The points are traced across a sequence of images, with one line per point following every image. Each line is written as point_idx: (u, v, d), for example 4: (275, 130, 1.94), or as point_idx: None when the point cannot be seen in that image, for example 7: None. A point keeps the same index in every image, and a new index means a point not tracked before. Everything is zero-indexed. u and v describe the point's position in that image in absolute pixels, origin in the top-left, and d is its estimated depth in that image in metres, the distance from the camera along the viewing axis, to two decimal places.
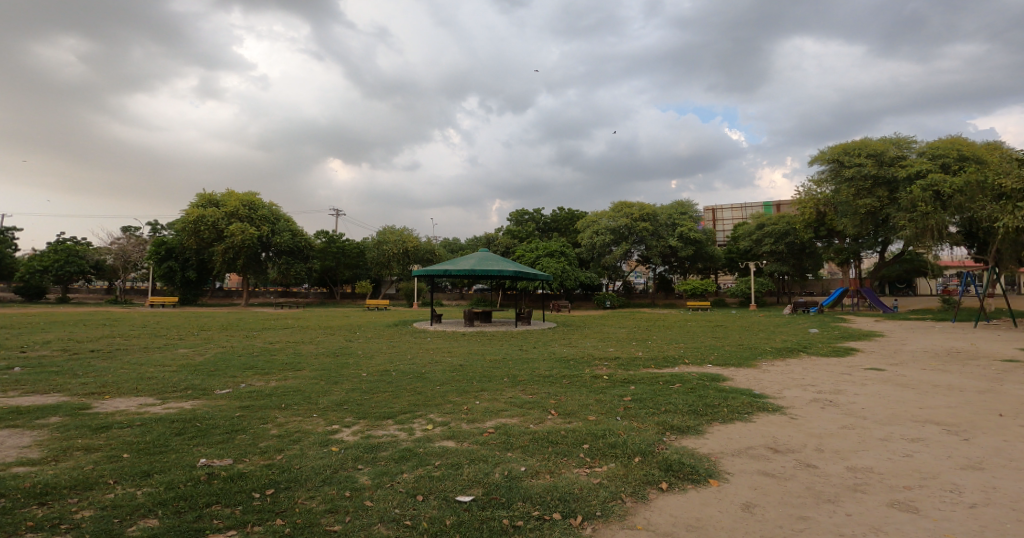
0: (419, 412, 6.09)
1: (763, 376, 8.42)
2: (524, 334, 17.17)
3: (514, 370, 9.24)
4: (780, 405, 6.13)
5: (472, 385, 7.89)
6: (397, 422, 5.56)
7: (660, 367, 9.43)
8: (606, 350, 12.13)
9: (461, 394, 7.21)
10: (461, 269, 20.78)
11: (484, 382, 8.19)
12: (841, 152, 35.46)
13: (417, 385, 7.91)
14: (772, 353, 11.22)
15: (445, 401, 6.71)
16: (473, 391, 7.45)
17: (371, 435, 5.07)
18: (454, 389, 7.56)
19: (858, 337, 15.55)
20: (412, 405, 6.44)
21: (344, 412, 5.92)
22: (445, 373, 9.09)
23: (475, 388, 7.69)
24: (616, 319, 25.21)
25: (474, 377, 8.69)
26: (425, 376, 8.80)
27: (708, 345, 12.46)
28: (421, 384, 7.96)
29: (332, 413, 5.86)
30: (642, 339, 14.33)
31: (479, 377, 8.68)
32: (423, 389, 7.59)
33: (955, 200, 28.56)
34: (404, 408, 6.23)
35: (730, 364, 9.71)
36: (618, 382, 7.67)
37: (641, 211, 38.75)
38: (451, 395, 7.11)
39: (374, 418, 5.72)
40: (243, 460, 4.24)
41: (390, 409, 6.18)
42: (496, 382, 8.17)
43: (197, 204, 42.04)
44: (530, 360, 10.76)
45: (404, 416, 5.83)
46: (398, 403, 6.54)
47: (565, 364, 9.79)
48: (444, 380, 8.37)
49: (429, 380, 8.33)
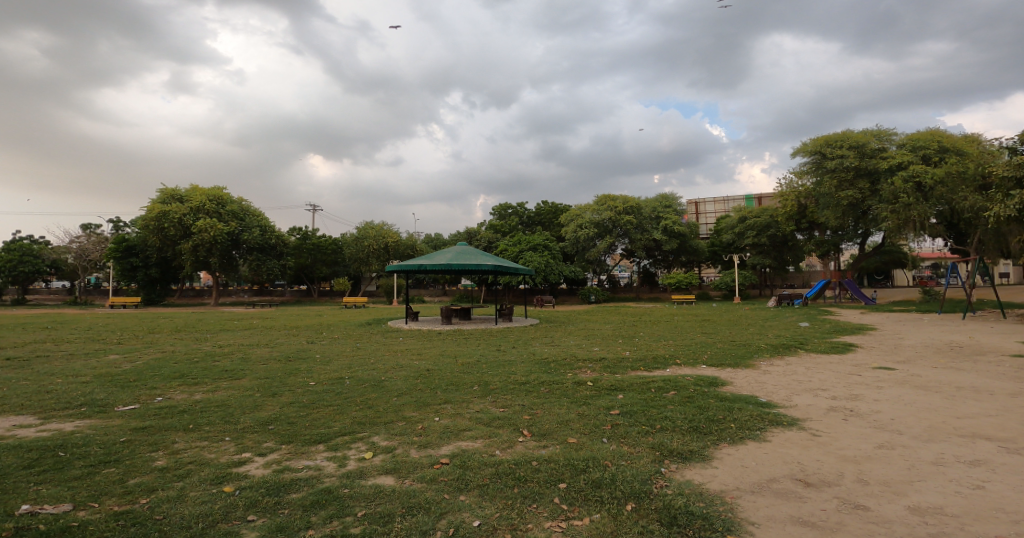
0: (361, 433, 4.98)
1: (767, 379, 7.48)
2: (502, 332, 16.09)
3: (486, 376, 8.15)
4: (795, 417, 5.17)
5: (435, 396, 6.78)
6: (328, 448, 4.45)
7: (649, 369, 8.46)
8: (590, 349, 11.13)
9: (421, 407, 6.13)
10: (436, 264, 19.56)
11: (450, 391, 7.10)
12: (823, 143, 34.84)
13: (370, 396, 6.77)
14: (768, 350, 10.33)
15: (399, 418, 5.61)
16: (436, 403, 6.36)
17: (287, 468, 3.99)
18: (414, 401, 6.45)
19: (851, 330, 14.84)
20: (356, 423, 5.33)
21: (266, 434, 4.83)
22: (407, 381, 7.97)
23: (438, 399, 6.59)
24: (600, 314, 24.19)
25: (439, 385, 7.58)
26: (384, 384, 7.67)
27: (699, 343, 11.52)
28: (376, 395, 6.82)
29: (250, 437, 4.74)
30: (628, 337, 13.33)
31: (446, 384, 7.58)
32: (376, 401, 6.48)
33: (935, 190, 28.18)
34: (344, 428, 5.13)
35: (726, 365, 8.77)
36: (604, 390, 6.65)
37: (624, 204, 37.95)
38: (407, 410, 5.98)
39: (300, 442, 4.60)
40: (89, 506, 3.22)
41: (327, 430, 5.08)
42: (464, 391, 7.07)
43: (160, 199, 40.04)
44: (506, 363, 9.68)
45: (341, 439, 4.72)
46: (338, 421, 5.43)
47: (545, 368, 8.75)
48: (405, 389, 7.25)
49: (386, 390, 7.20)
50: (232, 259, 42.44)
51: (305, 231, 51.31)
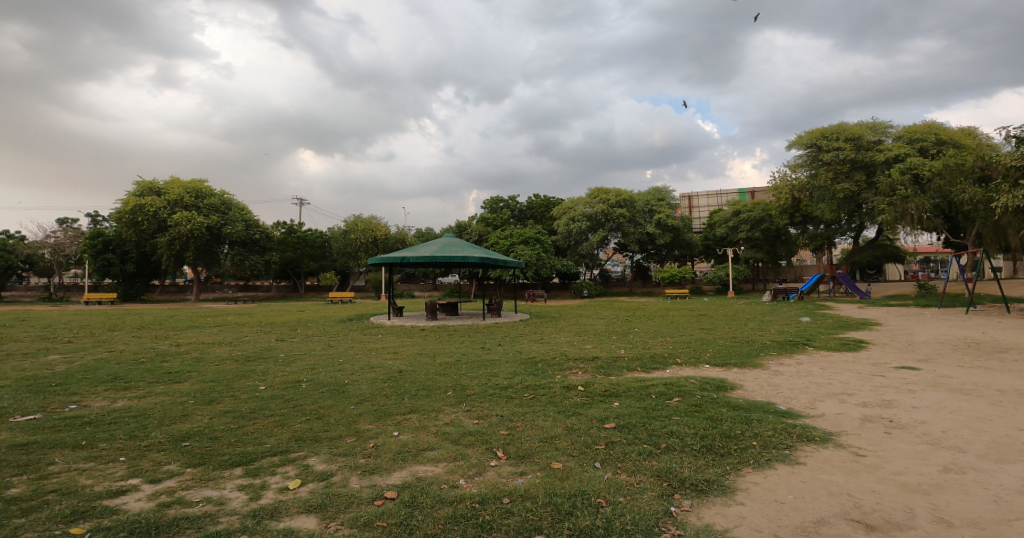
0: (295, 453, 4.14)
1: (781, 380, 6.68)
2: (489, 328, 15.17)
3: (465, 379, 7.21)
4: (828, 430, 4.39)
5: (402, 403, 5.85)
6: (245, 474, 3.65)
7: (647, 370, 7.61)
8: (581, 346, 10.29)
9: (381, 418, 5.22)
10: (420, 256, 18.56)
11: (419, 397, 6.16)
12: (818, 136, 34.05)
13: (324, 402, 5.86)
14: (774, 348, 9.53)
15: (351, 430, 4.73)
16: (400, 412, 5.45)
17: (178, 501, 3.20)
18: (375, 411, 5.54)
19: (856, 325, 14.13)
20: (294, 439, 4.47)
21: (173, 454, 4.06)
22: (372, 384, 7.03)
23: (405, 407, 5.67)
24: (593, 309, 23.31)
25: (409, 389, 6.63)
26: (346, 388, 6.74)
27: (698, 340, 10.67)
28: (332, 402, 5.92)
29: (151, 458, 3.99)
30: (623, 333, 12.44)
31: (418, 388, 6.65)
32: (329, 409, 5.55)
33: (933, 182, 27.47)
34: (277, 446, 4.29)
35: (730, 364, 7.94)
36: (597, 396, 5.77)
37: (617, 197, 37.12)
38: (362, 422, 5.05)
39: (212, 467, 3.82)
40: None
41: (255, 448, 4.26)
42: (437, 397, 6.15)
43: (136, 192, 38.70)
44: (490, 362, 8.77)
45: (267, 462, 3.91)
46: (275, 436, 4.58)
47: (531, 369, 7.85)
48: (369, 395, 6.33)
49: (347, 396, 6.27)
50: (213, 254, 41.14)
51: (291, 225, 50.00)
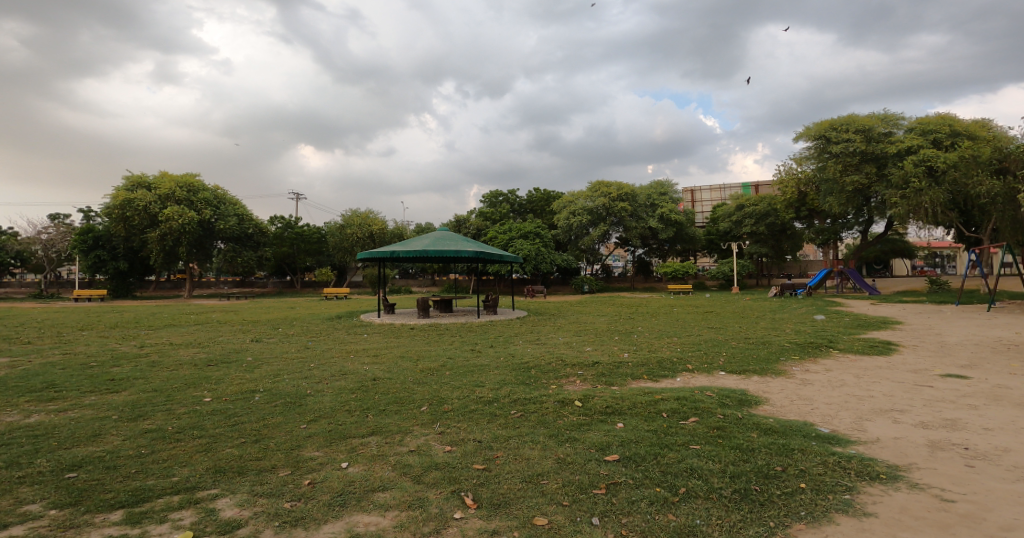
0: (204, 491, 3.31)
1: (813, 389, 5.84)
2: (483, 326, 14.28)
3: (446, 390, 6.27)
4: (894, 463, 3.58)
5: (365, 422, 4.94)
6: (122, 521, 2.91)
7: (654, 378, 6.70)
8: (580, 349, 9.38)
9: (334, 443, 4.32)
10: (411, 250, 17.62)
11: (388, 414, 5.24)
12: (827, 127, 32.93)
13: (272, 419, 4.97)
14: (796, 350, 8.61)
15: (289, 459, 3.85)
16: (359, 435, 4.52)
17: None
18: (329, 432, 4.62)
19: (875, 323, 13.23)
20: (212, 470, 3.64)
21: (45, 490, 3.33)
22: (337, 395, 6.11)
23: (368, 427, 4.74)
24: (593, 305, 22.43)
25: (379, 402, 5.72)
26: (305, 400, 5.83)
27: (708, 341, 9.75)
28: (282, 418, 5.04)
29: (14, 495, 3.29)
30: (625, 332, 11.54)
31: (389, 402, 5.73)
32: (274, 429, 4.65)
33: (947, 174, 26.48)
34: (185, 480, 3.46)
35: (749, 371, 7.06)
36: (598, 414, 4.88)
37: (619, 191, 36.14)
38: (309, 449, 4.16)
39: (84, 509, 3.09)
40: None
41: (156, 483, 3.45)
42: (409, 414, 5.24)
43: (126, 187, 37.86)
44: (479, 368, 7.85)
45: (160, 504, 3.12)
46: (189, 466, 3.76)
47: (524, 377, 6.94)
48: (330, 409, 5.42)
49: (304, 410, 5.38)
50: (206, 250, 40.34)
51: (286, 220, 49.08)
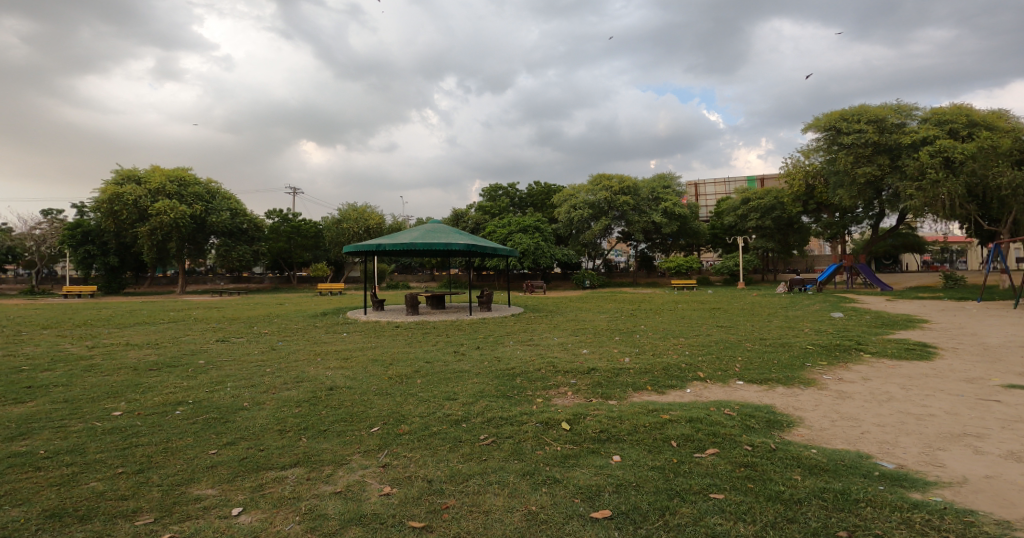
0: None
1: (854, 405, 4.93)
2: (474, 324, 13.29)
3: (412, 405, 5.25)
4: (1004, 521, 2.67)
5: (293, 448, 3.98)
6: None
7: (660, 390, 5.75)
8: (576, 351, 8.40)
9: (239, 477, 3.42)
10: (398, 243, 16.58)
11: (329, 436, 4.27)
12: (838, 118, 31.59)
13: (177, 441, 4.12)
14: (820, 353, 7.65)
15: (163, 501, 3.09)
16: (277, 466, 3.60)
17: None
18: (241, 460, 3.71)
19: (899, 321, 12.24)
20: (46, 515, 2.93)
21: None
22: (277, 409, 5.12)
23: (294, 455, 3.81)
24: (594, 301, 21.33)
25: (324, 418, 4.79)
26: (234, 415, 4.88)
27: (719, 342, 8.78)
28: (191, 441, 4.16)
29: None
30: (627, 332, 10.56)
31: (336, 419, 4.74)
32: (169, 456, 3.80)
33: (964, 165, 25.30)
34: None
35: (772, 380, 6.08)
36: (590, 444, 3.95)
37: (621, 184, 34.98)
38: (196, 487, 3.28)
39: None
40: None
41: None
42: (355, 435, 4.28)
43: (115, 180, 36.91)
44: (459, 374, 6.86)
45: None
46: (27, 504, 3.07)
47: (509, 387, 5.99)
48: (258, 428, 4.48)
49: (227, 428, 4.49)
50: (198, 245, 39.43)
51: (283, 214, 48.19)
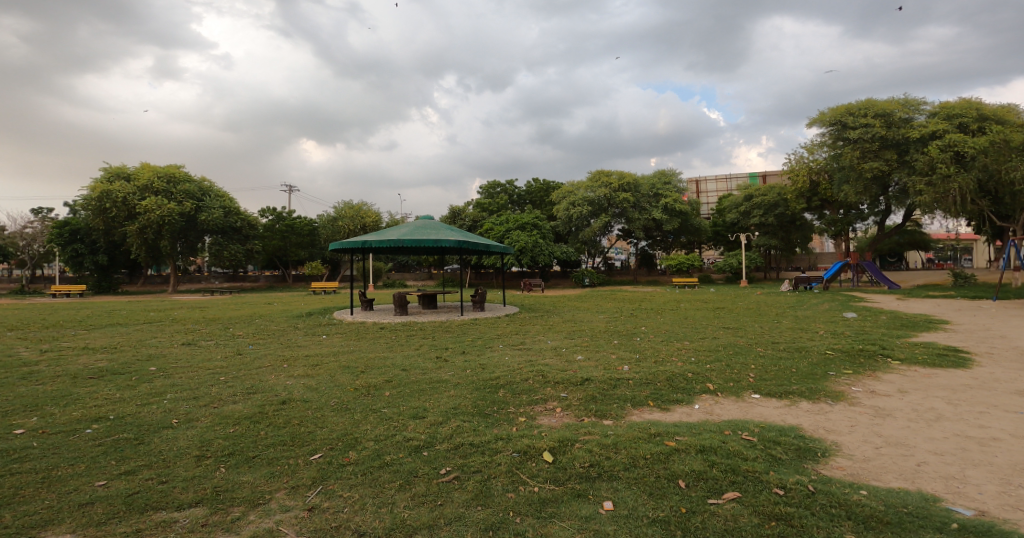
0: None
1: (898, 427, 4.19)
2: (464, 325, 12.49)
3: (370, 426, 4.45)
4: None
5: (203, 481, 3.28)
6: None
7: (663, 407, 4.99)
8: (570, 356, 7.64)
9: (113, 519, 2.82)
10: (385, 240, 15.79)
11: (256, 465, 3.53)
12: (844, 112, 30.66)
13: (66, 469, 3.50)
14: (842, 359, 6.90)
15: None
16: (171, 507, 2.95)
17: None
18: (129, 496, 3.08)
19: (918, 322, 11.48)
20: None
21: None
22: (209, 427, 4.40)
23: (199, 491, 3.13)
24: (592, 300, 20.45)
25: (258, 439, 4.08)
26: (152, 435, 4.18)
27: (728, 346, 8.03)
28: (82, 468, 3.54)
29: None
30: (626, 334, 9.81)
31: (273, 443, 3.98)
32: (40, 487, 3.23)
33: (976, 160, 24.45)
34: None
35: (792, 393, 5.33)
36: (578, 484, 3.20)
37: (620, 180, 34.18)
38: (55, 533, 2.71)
39: None
40: None
41: None
42: (286, 462, 3.58)
43: (104, 178, 36.13)
44: (435, 386, 6.09)
45: None
46: None
47: (488, 401, 5.23)
48: (173, 453, 3.78)
49: (135, 452, 3.82)
50: (190, 243, 38.64)
51: (277, 212, 47.42)
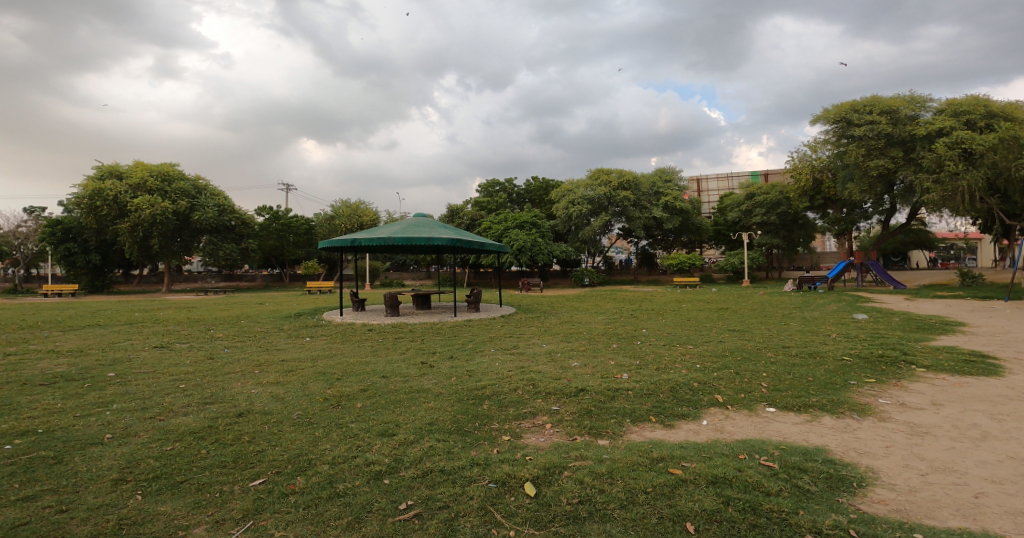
0: None
1: (942, 449, 3.69)
2: (456, 327, 11.92)
3: (328, 444, 3.94)
4: None
5: (109, 511, 2.92)
6: None
7: (667, 425, 4.46)
8: (564, 362, 7.08)
9: None
10: (375, 238, 15.22)
11: (182, 492, 3.12)
12: (848, 109, 30.02)
13: None
14: (861, 365, 6.37)
15: None
16: None
17: None
18: (15, 529, 2.73)
19: (932, 324, 10.96)
20: None
21: None
22: (144, 444, 3.99)
23: (99, 523, 2.78)
24: (592, 300, 19.94)
25: (189, 456, 3.69)
26: (74, 454, 3.79)
27: (735, 351, 7.47)
28: None
29: None
30: (627, 337, 9.25)
31: (211, 464, 3.53)
32: None
33: (985, 157, 23.84)
34: None
35: (812, 406, 4.81)
36: (567, 524, 2.71)
37: (620, 178, 33.59)
38: None
39: None
40: None
41: None
42: (212, 487, 3.20)
43: (96, 175, 35.57)
44: (414, 396, 5.53)
45: None
46: None
47: (470, 416, 4.70)
48: (89, 475, 3.41)
49: (45, 474, 3.44)
50: (184, 242, 38.05)
51: (274, 211, 46.87)
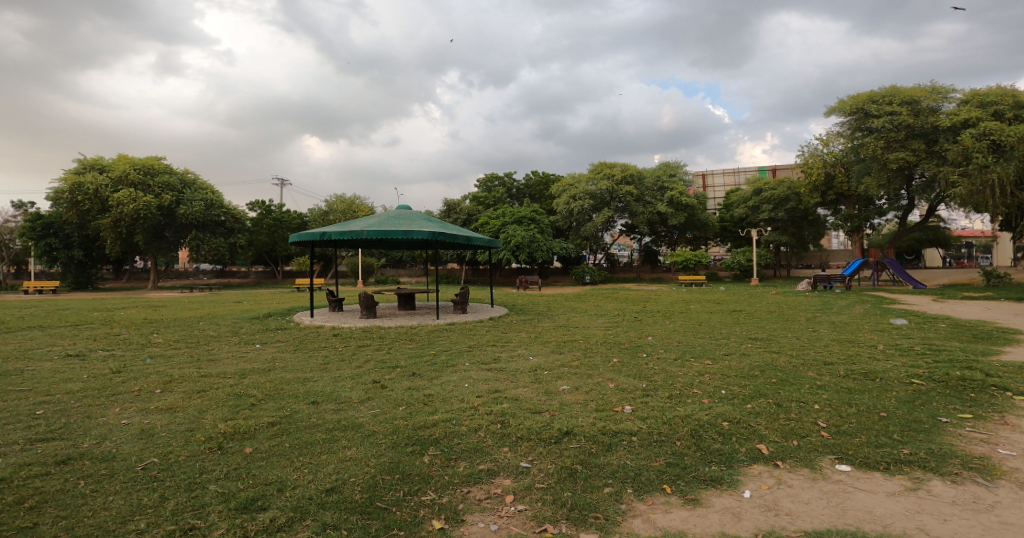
0: None
1: None
2: (434, 332, 10.43)
3: (141, 523, 2.72)
4: None
5: None
6: None
7: (696, 499, 3.00)
8: (546, 385, 5.56)
9: None
10: (347, 231, 13.74)
11: None
12: (865, 100, 28.24)
13: None
14: (941, 391, 4.89)
15: None
16: None
17: None
18: None
19: (984, 331, 9.49)
20: None
21: None
22: None
23: None
24: (592, 300, 18.47)
25: None
26: None
27: (767, 370, 5.94)
28: None
29: None
30: (631, 347, 7.74)
31: None
32: None
33: (1016, 149, 22.13)
34: None
35: (906, 461, 3.38)
36: None
37: (624, 172, 31.88)
38: None
39: None
40: None
41: None
42: None
43: (77, 169, 34.11)
44: (338, 437, 4.01)
45: None
46: None
47: (399, 479, 3.26)
48: None
49: None
50: (170, 238, 36.63)
51: (266, 206, 45.40)
